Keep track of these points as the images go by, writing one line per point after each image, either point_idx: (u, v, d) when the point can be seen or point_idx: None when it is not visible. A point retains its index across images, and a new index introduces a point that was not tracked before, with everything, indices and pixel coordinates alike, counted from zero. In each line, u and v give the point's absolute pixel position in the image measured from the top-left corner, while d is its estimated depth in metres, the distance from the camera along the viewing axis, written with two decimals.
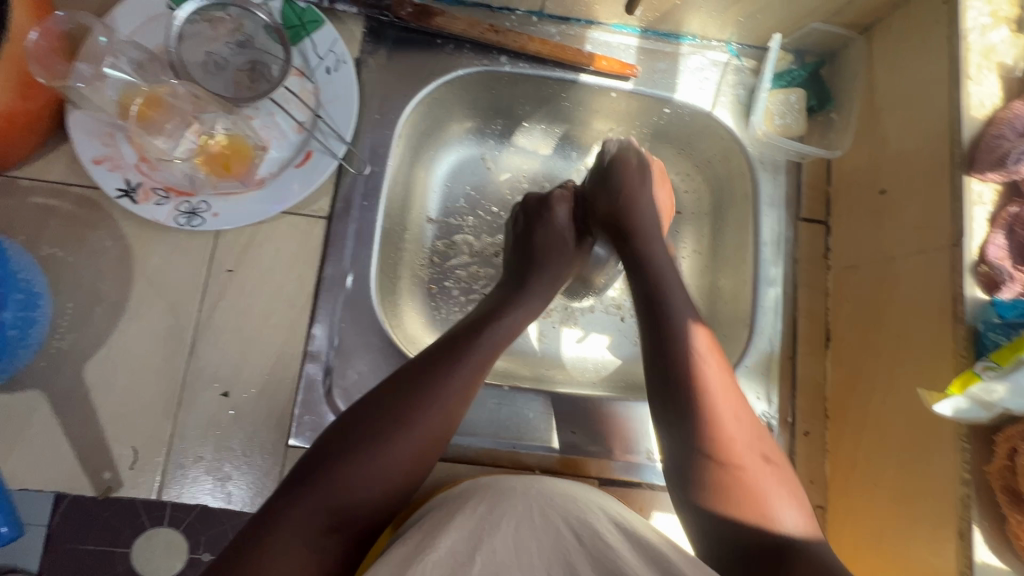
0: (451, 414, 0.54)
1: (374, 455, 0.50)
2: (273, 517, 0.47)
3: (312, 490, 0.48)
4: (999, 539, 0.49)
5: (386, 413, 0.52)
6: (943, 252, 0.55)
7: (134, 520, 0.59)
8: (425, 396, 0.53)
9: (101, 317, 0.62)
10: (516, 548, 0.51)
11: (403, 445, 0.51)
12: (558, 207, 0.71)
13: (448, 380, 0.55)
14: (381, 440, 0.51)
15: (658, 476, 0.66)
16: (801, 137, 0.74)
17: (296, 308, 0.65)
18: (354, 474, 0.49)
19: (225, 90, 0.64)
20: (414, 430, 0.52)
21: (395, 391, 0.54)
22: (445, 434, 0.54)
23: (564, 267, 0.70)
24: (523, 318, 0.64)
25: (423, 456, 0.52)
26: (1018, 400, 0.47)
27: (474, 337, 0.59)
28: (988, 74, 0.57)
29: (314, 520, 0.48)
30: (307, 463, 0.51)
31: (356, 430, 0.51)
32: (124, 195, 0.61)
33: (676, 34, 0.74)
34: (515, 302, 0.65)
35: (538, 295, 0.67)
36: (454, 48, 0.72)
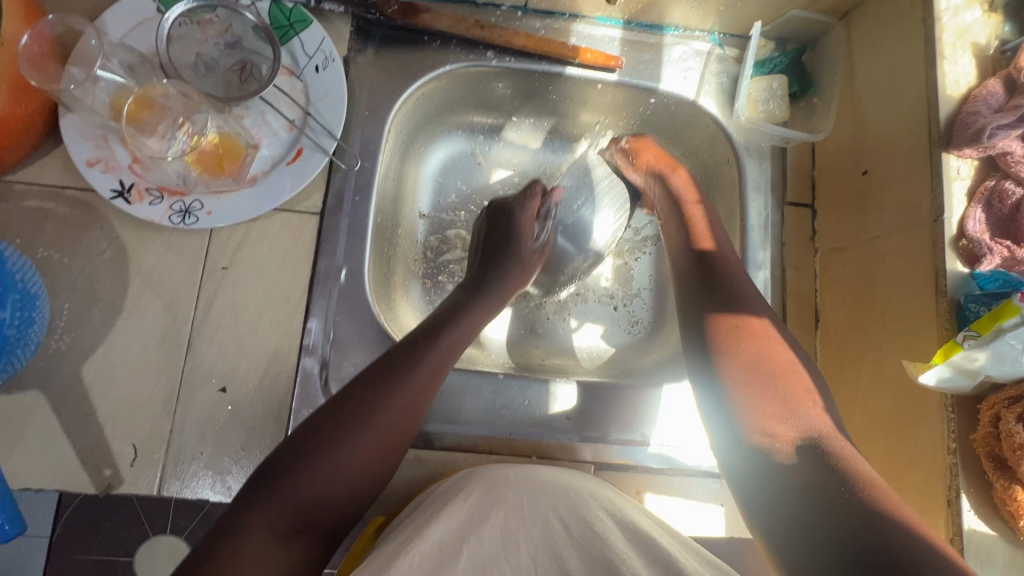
0: (412, 411, 0.55)
1: (336, 453, 0.51)
2: (243, 517, 0.48)
3: (279, 489, 0.49)
4: (987, 506, 0.50)
5: (346, 413, 0.53)
6: (925, 229, 0.56)
7: (135, 528, 0.62)
8: (387, 394, 0.54)
9: (98, 317, 0.63)
10: (504, 539, 0.53)
11: (364, 444, 0.52)
12: (517, 208, 0.74)
13: (410, 377, 0.56)
14: (341, 438, 0.51)
15: (654, 458, 0.67)
16: (784, 123, 0.75)
17: (291, 303, 0.65)
18: (315, 472, 0.50)
19: (216, 88, 0.66)
20: (375, 429, 0.53)
21: (357, 390, 0.54)
22: (406, 430, 0.55)
23: (520, 275, 0.72)
24: (482, 318, 0.66)
25: (386, 450, 0.54)
26: (998, 366, 0.49)
27: (436, 333, 0.60)
28: (963, 53, 0.58)
29: (276, 522, 0.48)
30: (270, 463, 0.51)
31: (317, 428, 0.52)
32: (119, 196, 0.62)
33: (659, 25, 0.76)
34: (474, 300, 0.66)
35: (498, 294, 0.69)
36: (440, 44, 0.73)
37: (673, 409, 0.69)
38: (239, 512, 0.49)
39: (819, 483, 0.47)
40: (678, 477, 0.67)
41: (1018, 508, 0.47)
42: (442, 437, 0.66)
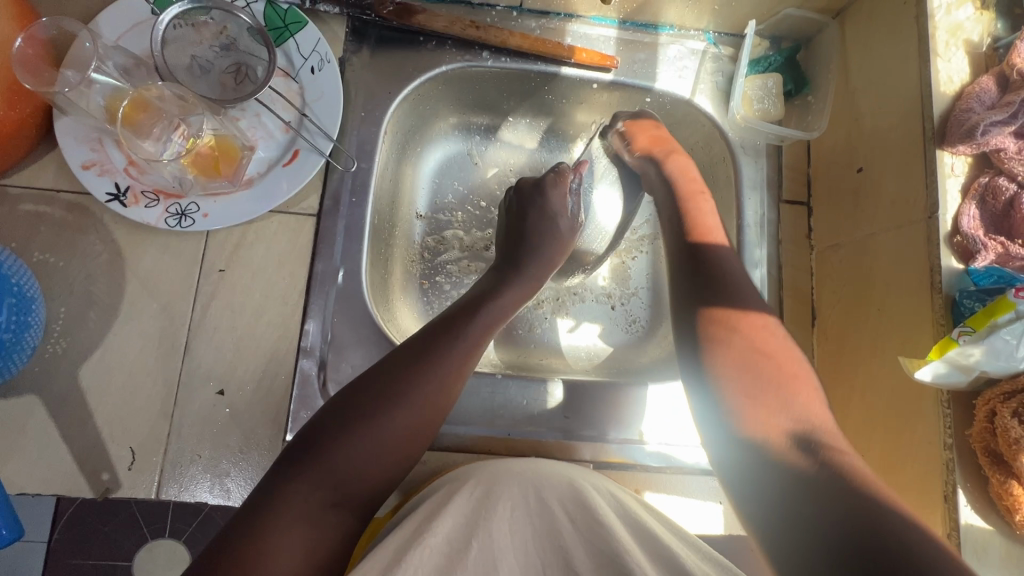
0: (450, 384, 0.56)
1: (377, 424, 0.51)
2: (280, 492, 0.48)
3: (315, 462, 0.49)
4: (983, 501, 0.50)
5: (384, 387, 0.53)
6: (919, 226, 0.56)
7: (135, 532, 0.62)
8: (425, 368, 0.55)
9: (95, 321, 0.63)
10: (511, 531, 0.52)
11: (405, 416, 0.53)
12: (550, 192, 0.74)
13: (448, 352, 0.57)
14: (382, 410, 0.52)
15: (653, 457, 0.67)
16: (780, 121, 0.75)
17: (288, 305, 0.65)
18: (357, 443, 0.50)
19: (211, 91, 0.66)
20: (415, 400, 0.53)
21: (396, 365, 0.55)
22: (445, 405, 0.56)
23: (557, 250, 0.72)
24: (516, 301, 0.66)
25: (422, 426, 0.54)
26: (993, 362, 0.49)
27: (471, 313, 0.61)
28: (955, 51, 0.58)
29: (318, 494, 0.48)
30: (307, 436, 0.51)
31: (359, 401, 0.53)
32: (114, 199, 0.62)
33: (654, 24, 0.76)
34: (508, 282, 0.67)
35: (534, 274, 0.69)
36: (436, 44, 0.73)
37: (671, 407, 0.69)
38: (267, 493, 0.48)
39: (825, 488, 0.45)
40: (677, 475, 0.67)
41: (1014, 503, 0.47)
42: (441, 438, 0.66)
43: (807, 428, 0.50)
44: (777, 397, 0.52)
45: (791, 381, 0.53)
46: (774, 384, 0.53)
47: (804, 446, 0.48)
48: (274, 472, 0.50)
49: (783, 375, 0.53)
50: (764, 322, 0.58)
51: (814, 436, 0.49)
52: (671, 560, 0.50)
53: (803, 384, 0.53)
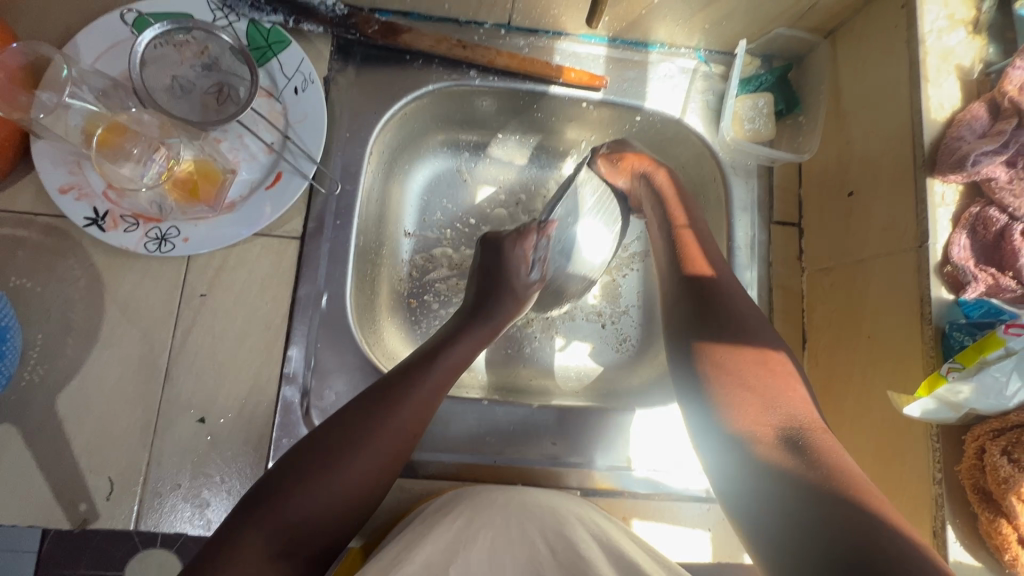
0: (405, 436, 0.55)
1: (331, 475, 0.50)
2: (234, 538, 0.47)
3: (269, 513, 0.48)
4: (972, 538, 0.49)
5: (341, 436, 0.52)
6: (910, 254, 0.56)
7: (125, 542, 0.62)
8: (381, 419, 0.54)
9: (73, 347, 0.61)
10: (490, 556, 0.52)
11: (360, 467, 0.52)
12: (510, 247, 0.70)
13: (408, 400, 0.55)
14: (338, 459, 0.51)
15: (641, 484, 0.66)
16: (771, 141, 0.75)
17: (271, 330, 0.64)
18: (311, 493, 0.49)
19: (192, 113, 0.64)
20: (371, 454, 0.52)
21: (354, 415, 0.54)
22: (401, 455, 0.55)
23: (517, 304, 0.69)
24: (476, 345, 0.64)
25: (379, 476, 0.53)
26: (983, 400, 0.48)
27: (431, 359, 0.59)
28: (947, 76, 0.57)
29: (269, 543, 0.47)
30: (266, 483, 0.50)
31: (318, 448, 0.52)
32: (92, 223, 0.61)
33: (644, 43, 0.75)
34: (468, 330, 0.64)
35: (491, 325, 0.66)
36: (422, 63, 0.72)
37: (661, 432, 0.68)
38: (222, 537, 0.47)
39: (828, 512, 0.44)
40: (666, 502, 0.66)
41: (1003, 541, 0.47)
42: (425, 465, 0.65)
43: (794, 425, 0.51)
44: (760, 421, 0.52)
45: (757, 389, 0.55)
46: (762, 372, 0.56)
47: (788, 440, 0.50)
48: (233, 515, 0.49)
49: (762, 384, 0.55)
50: (759, 361, 0.56)
51: (799, 428, 0.51)
52: (625, 560, 0.52)
53: (773, 387, 0.55)
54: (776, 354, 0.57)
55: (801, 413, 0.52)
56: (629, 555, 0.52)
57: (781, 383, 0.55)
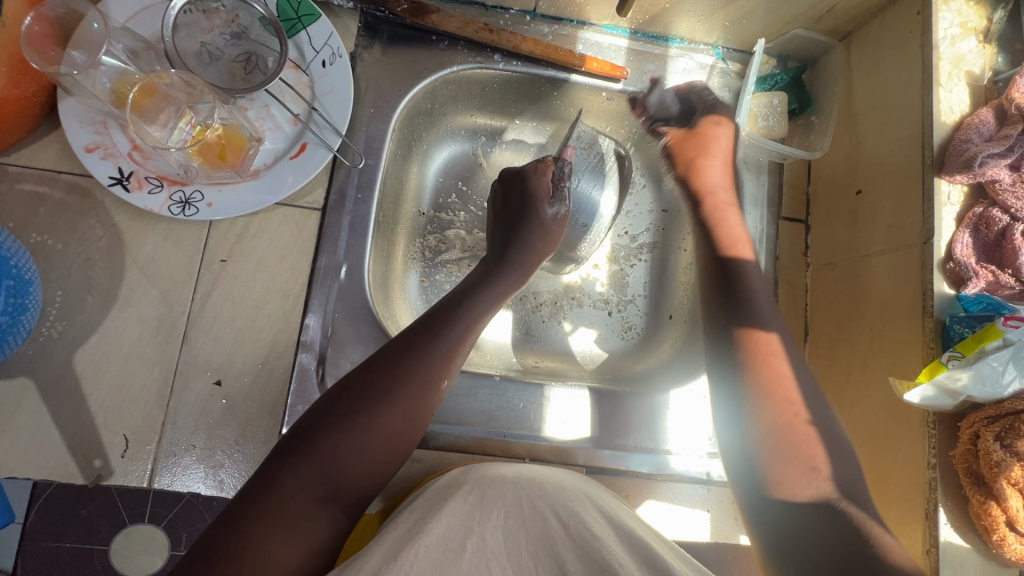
0: (433, 385, 0.56)
1: (360, 426, 0.52)
2: (272, 487, 0.49)
3: (305, 459, 0.50)
4: (963, 520, 0.52)
5: (374, 383, 0.54)
6: (914, 250, 0.58)
7: (115, 515, 0.80)
8: (408, 368, 0.55)
9: (91, 306, 0.62)
10: (503, 539, 0.53)
11: (390, 414, 0.53)
12: (529, 178, 0.73)
13: (434, 345, 0.57)
14: (374, 406, 0.53)
15: (645, 464, 0.68)
16: (783, 139, 0.77)
17: (289, 299, 0.65)
18: (346, 440, 0.51)
19: (220, 79, 0.65)
20: (397, 399, 0.54)
21: (381, 364, 0.56)
22: (431, 400, 0.56)
23: (541, 237, 0.72)
24: (502, 292, 0.66)
25: (409, 421, 0.55)
26: (980, 388, 0.51)
27: (453, 309, 0.61)
28: (957, 82, 0.60)
29: (308, 488, 0.49)
30: (305, 430, 0.52)
31: (346, 399, 0.53)
32: (117, 183, 0.61)
33: (665, 37, 0.77)
34: (495, 277, 0.67)
35: (518, 269, 0.69)
36: (448, 44, 0.74)
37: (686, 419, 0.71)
38: (259, 483, 0.49)
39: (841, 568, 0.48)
40: (667, 483, 0.68)
41: (992, 522, 0.49)
42: (436, 438, 0.66)
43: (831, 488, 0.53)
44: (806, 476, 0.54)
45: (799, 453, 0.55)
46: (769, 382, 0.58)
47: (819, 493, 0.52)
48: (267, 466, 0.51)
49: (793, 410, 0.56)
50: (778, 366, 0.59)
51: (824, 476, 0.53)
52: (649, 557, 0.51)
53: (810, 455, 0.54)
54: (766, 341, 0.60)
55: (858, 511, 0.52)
56: (642, 539, 0.53)
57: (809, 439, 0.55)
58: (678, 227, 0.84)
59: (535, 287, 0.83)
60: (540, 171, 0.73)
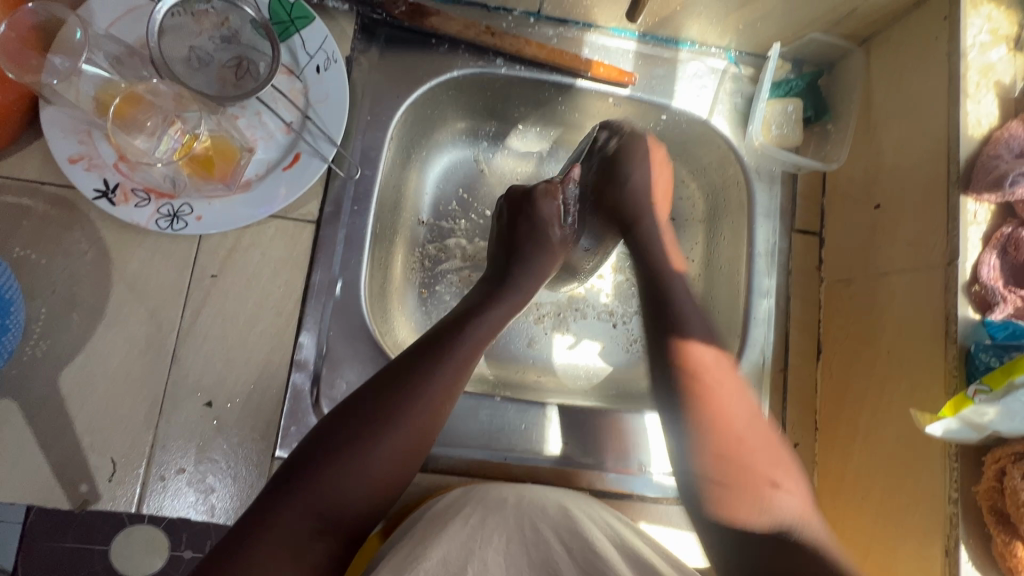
0: (438, 409, 0.54)
1: (362, 455, 0.49)
2: (267, 520, 0.47)
3: (303, 488, 0.48)
4: (984, 557, 0.50)
5: (371, 412, 0.51)
6: (938, 271, 0.55)
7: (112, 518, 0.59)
8: (413, 390, 0.53)
9: (77, 323, 0.60)
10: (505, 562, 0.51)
11: (390, 442, 0.51)
12: (541, 202, 0.70)
13: (440, 366, 0.55)
14: (371, 436, 0.50)
15: (649, 487, 0.66)
16: (797, 148, 0.74)
17: (283, 316, 0.63)
18: (342, 471, 0.49)
19: (209, 86, 0.61)
20: (401, 424, 0.52)
21: (386, 386, 0.53)
22: (431, 430, 0.54)
23: (546, 261, 0.69)
24: (505, 312, 0.63)
25: (413, 447, 0.52)
26: (1008, 422, 0.48)
27: (458, 329, 0.59)
28: (986, 92, 0.56)
29: (305, 522, 0.47)
30: (302, 461, 0.49)
31: (347, 425, 0.51)
32: (102, 196, 0.59)
33: (675, 39, 0.73)
34: (498, 296, 0.64)
35: (522, 290, 0.66)
36: (449, 48, 0.70)
37: None
38: (253, 515, 0.47)
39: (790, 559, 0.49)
40: (673, 506, 0.66)
41: (1016, 564, 0.47)
42: (435, 460, 0.64)
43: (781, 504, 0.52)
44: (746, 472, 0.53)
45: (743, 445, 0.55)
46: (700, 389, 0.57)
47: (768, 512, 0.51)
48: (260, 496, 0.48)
49: (738, 437, 0.55)
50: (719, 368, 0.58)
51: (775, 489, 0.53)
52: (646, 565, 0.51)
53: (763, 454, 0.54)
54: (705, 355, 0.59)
55: (792, 507, 0.52)
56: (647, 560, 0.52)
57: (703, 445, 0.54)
58: (687, 236, 0.81)
59: (538, 299, 0.80)
60: (549, 194, 0.70)
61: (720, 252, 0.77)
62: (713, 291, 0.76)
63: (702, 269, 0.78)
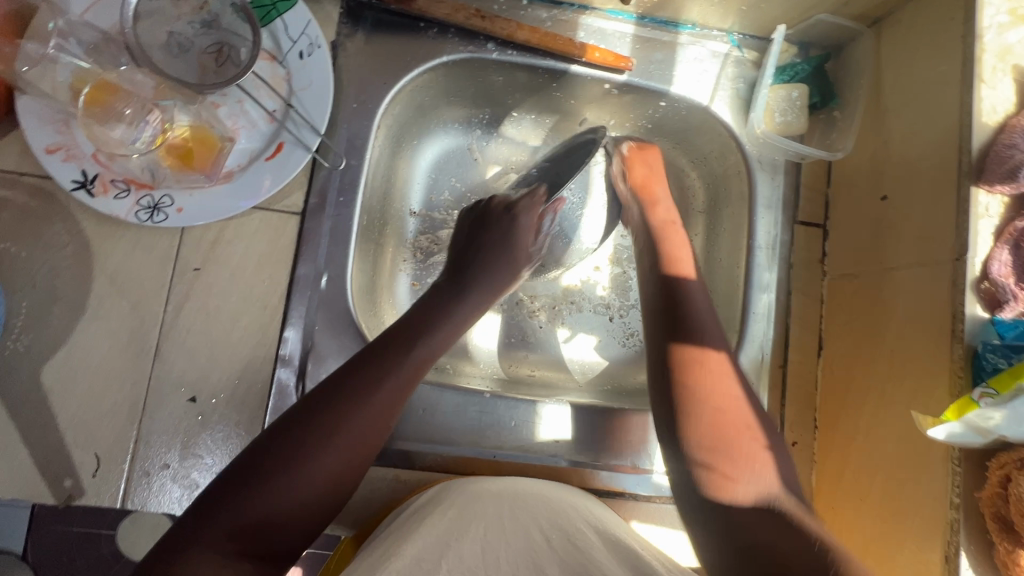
0: (381, 421, 0.52)
1: (297, 471, 0.47)
2: (186, 544, 0.43)
3: (231, 505, 0.45)
4: (985, 564, 0.48)
5: (310, 423, 0.49)
6: (945, 266, 0.52)
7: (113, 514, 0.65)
8: (354, 400, 0.51)
9: (59, 316, 0.59)
10: (483, 552, 0.52)
11: (328, 458, 0.48)
12: (516, 214, 0.69)
13: (383, 377, 0.53)
14: (302, 453, 0.48)
15: (641, 486, 0.64)
16: (801, 136, 0.71)
17: (267, 310, 0.61)
18: (272, 488, 0.46)
19: (189, 74, 0.59)
20: (340, 440, 0.49)
21: (324, 397, 0.51)
22: (370, 445, 0.51)
23: (509, 277, 0.69)
24: (456, 323, 0.61)
25: (353, 460, 0.50)
26: (1015, 427, 0.46)
27: (404, 340, 0.56)
28: (1002, 77, 0.53)
29: (229, 541, 0.44)
30: (248, 461, 0.47)
31: (281, 439, 0.48)
32: (81, 187, 0.57)
33: (675, 22, 0.70)
34: (451, 304, 0.62)
35: (473, 303, 0.64)
36: (438, 32, 0.68)
37: None
38: (178, 538, 0.44)
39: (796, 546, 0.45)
40: (667, 505, 0.65)
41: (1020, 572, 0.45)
42: (422, 457, 0.63)
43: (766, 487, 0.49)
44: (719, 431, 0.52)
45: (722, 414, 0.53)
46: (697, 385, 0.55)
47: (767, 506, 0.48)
48: (203, 496, 0.46)
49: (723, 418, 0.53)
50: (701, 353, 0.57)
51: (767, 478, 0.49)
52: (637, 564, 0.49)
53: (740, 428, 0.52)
54: (715, 356, 0.57)
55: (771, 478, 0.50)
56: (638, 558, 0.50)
57: (733, 403, 0.54)
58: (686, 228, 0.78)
59: (532, 292, 0.79)
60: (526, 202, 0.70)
61: (720, 245, 0.74)
62: (712, 285, 0.74)
63: (702, 262, 0.76)
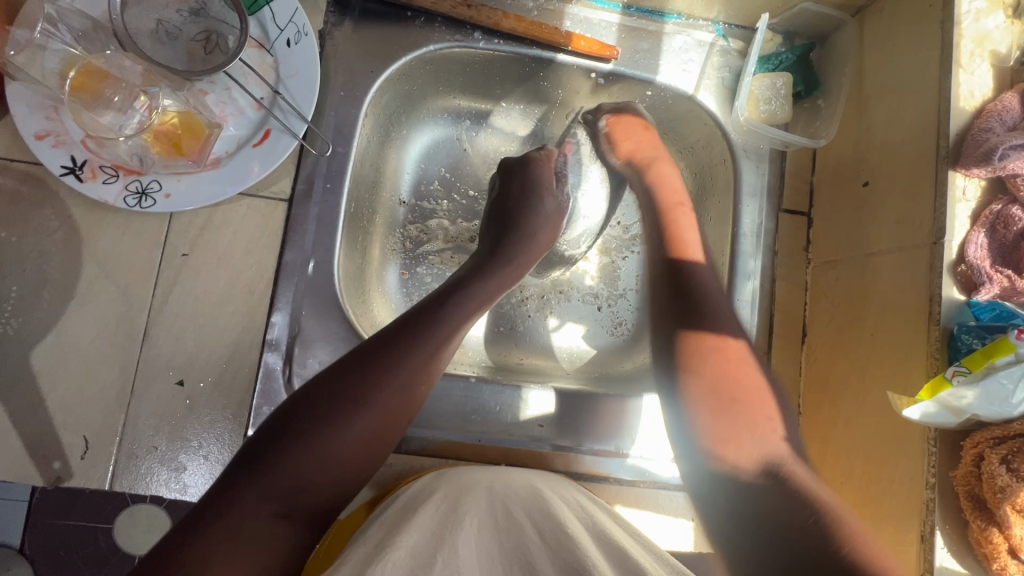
0: (414, 389, 0.52)
1: (329, 437, 0.48)
2: (226, 502, 0.45)
3: (267, 470, 0.46)
4: (961, 544, 0.48)
5: (343, 391, 0.50)
6: (923, 250, 0.53)
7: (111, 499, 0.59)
8: (386, 367, 0.51)
9: (48, 301, 0.59)
10: (477, 549, 0.50)
11: (361, 425, 0.50)
12: (543, 198, 0.70)
13: (415, 345, 0.53)
14: (335, 419, 0.49)
15: (624, 470, 0.65)
16: (786, 125, 0.71)
17: (255, 295, 0.62)
18: (307, 453, 0.47)
19: (177, 61, 0.60)
20: (373, 405, 0.50)
21: (354, 368, 0.51)
22: (401, 414, 0.52)
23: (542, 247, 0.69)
24: (489, 290, 0.61)
25: (387, 425, 0.51)
26: (986, 406, 0.47)
27: (437, 308, 0.57)
28: (980, 62, 0.54)
29: (265, 505, 0.46)
30: (278, 428, 0.49)
31: (312, 407, 0.49)
32: (69, 172, 0.58)
33: (660, 11, 0.71)
34: (484, 273, 0.63)
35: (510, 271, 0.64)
36: (425, 21, 0.68)
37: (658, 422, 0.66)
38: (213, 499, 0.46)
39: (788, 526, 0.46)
40: (651, 489, 0.65)
41: (993, 550, 0.46)
42: (409, 441, 0.64)
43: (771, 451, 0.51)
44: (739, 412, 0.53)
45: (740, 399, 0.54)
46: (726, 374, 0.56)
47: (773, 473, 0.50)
48: (238, 461, 0.48)
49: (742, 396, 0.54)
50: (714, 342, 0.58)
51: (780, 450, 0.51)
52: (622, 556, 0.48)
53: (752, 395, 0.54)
54: (734, 339, 0.58)
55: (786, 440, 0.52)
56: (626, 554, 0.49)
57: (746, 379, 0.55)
58: None
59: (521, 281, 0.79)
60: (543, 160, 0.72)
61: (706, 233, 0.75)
62: None
63: None
